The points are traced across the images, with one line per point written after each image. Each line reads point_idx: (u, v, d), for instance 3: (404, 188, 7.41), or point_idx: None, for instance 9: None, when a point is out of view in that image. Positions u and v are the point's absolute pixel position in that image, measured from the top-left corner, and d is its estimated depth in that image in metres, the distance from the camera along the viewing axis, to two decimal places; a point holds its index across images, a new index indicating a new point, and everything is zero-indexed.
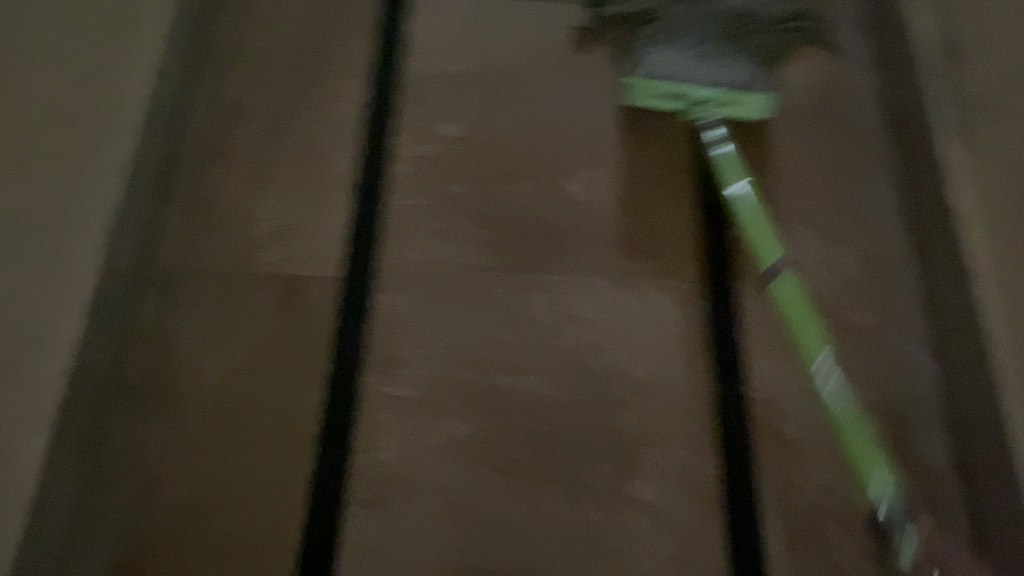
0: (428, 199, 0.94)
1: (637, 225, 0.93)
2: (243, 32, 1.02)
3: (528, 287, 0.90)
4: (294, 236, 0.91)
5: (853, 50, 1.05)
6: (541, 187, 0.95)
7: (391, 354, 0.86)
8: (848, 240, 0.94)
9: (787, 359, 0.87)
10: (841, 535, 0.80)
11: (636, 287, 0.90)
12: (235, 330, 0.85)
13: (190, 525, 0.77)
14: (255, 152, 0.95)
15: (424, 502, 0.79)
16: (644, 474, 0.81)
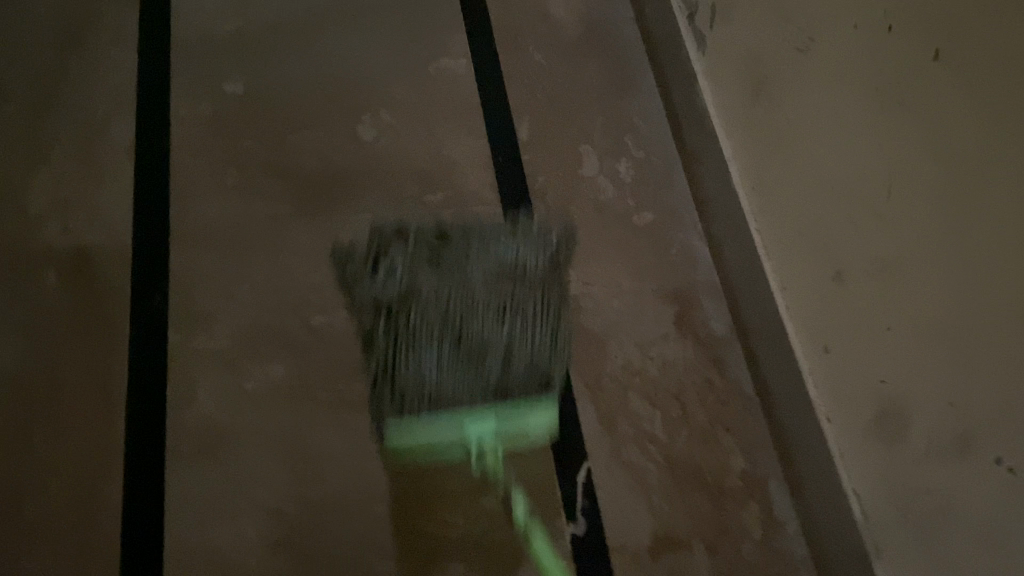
0: (217, 158, 0.94)
1: (428, 161, 0.98)
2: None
3: (333, 230, 0.92)
4: (78, 207, 0.88)
5: None
6: (333, 135, 0.98)
7: (198, 309, 0.85)
8: (626, 150, 1.02)
9: (583, 262, 0.95)
10: (645, 405, 0.87)
11: (437, 215, 0.95)
12: (27, 307, 0.83)
13: (1, 511, 0.74)
14: (23, 133, 0.92)
15: (249, 444, 0.79)
16: None
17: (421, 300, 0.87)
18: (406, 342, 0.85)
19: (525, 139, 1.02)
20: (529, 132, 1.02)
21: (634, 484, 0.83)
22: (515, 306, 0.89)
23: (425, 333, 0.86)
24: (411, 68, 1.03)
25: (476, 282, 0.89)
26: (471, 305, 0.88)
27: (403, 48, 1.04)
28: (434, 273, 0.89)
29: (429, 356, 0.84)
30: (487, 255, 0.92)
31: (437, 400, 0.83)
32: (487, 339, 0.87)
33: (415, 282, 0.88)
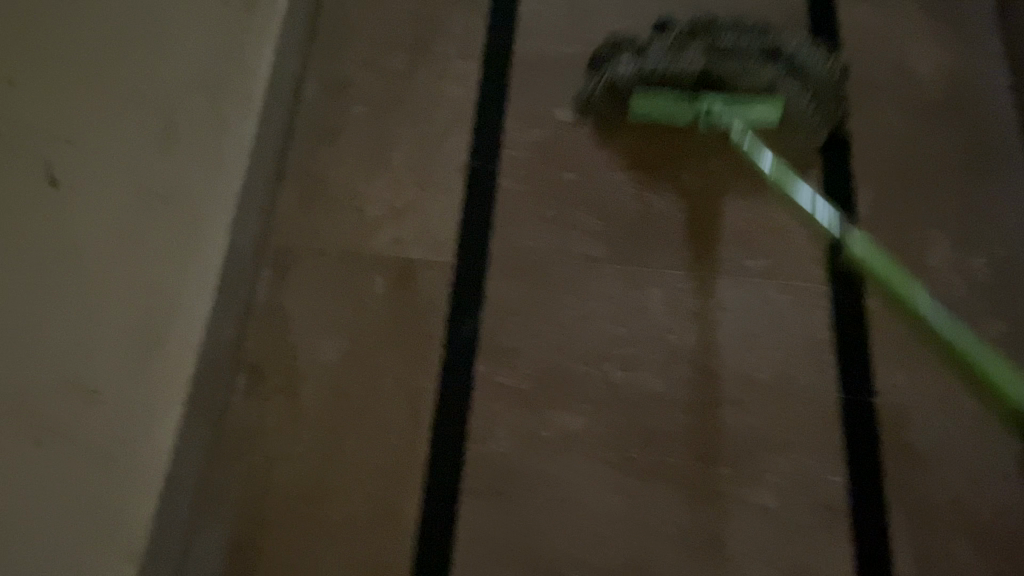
0: (540, 184, 0.92)
1: (756, 222, 0.90)
2: (348, 9, 1.00)
3: (646, 280, 0.87)
4: (409, 215, 0.90)
5: (985, 47, 1.00)
6: (658, 178, 0.92)
7: (505, 342, 0.84)
8: (982, 248, 0.90)
9: (918, 368, 0.84)
10: (969, 552, 0.77)
11: (759, 283, 0.87)
12: (351, 306, 0.85)
13: (305, 511, 0.76)
14: (366, 132, 0.94)
15: (538, 496, 0.78)
16: (767, 478, 0.79)
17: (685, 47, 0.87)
18: (655, 50, 0.87)
19: (865, 214, 0.92)
20: (872, 206, 0.92)
21: None
22: (783, 33, 0.88)
23: (683, 44, 0.87)
24: None
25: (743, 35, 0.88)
26: (728, 54, 0.86)
27: None
28: (706, 39, 0.87)
29: (684, 56, 0.86)
30: (746, 31, 0.89)
31: (669, 79, 0.86)
32: (741, 45, 0.87)
33: (684, 51, 0.86)
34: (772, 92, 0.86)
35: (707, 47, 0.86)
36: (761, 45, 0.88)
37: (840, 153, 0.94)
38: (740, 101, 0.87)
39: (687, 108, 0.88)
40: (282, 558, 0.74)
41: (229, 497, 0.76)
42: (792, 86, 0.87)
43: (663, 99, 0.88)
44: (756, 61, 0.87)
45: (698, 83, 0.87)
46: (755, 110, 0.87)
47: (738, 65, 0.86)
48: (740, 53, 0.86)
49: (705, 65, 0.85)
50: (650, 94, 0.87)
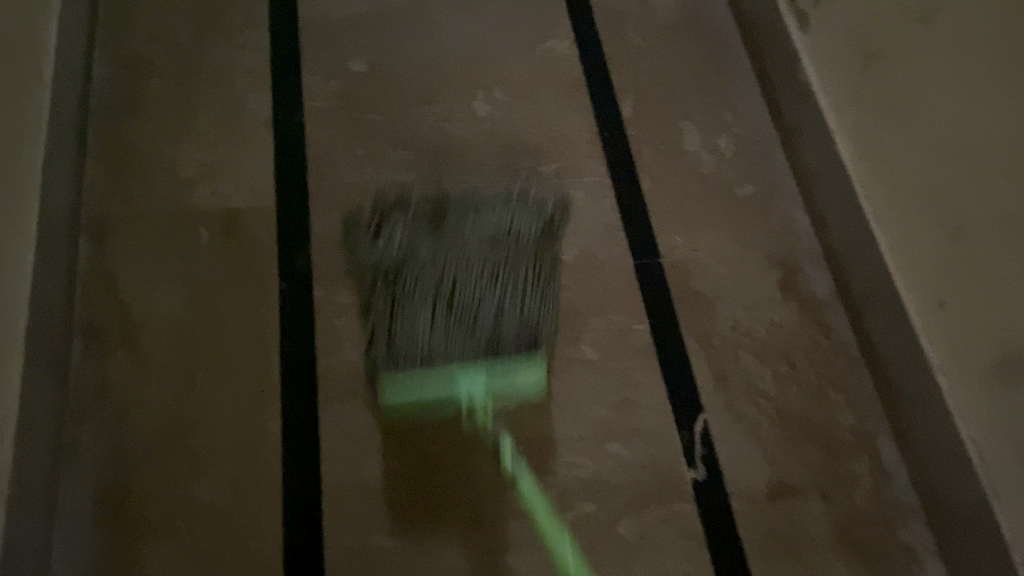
0: (343, 129, 1.00)
1: (542, 136, 1.04)
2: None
3: (456, 197, 0.97)
4: (224, 169, 0.94)
5: None
6: (450, 111, 1.03)
7: (339, 265, 0.91)
8: (726, 127, 1.06)
9: (690, 230, 0.99)
10: (755, 363, 0.92)
11: (552, 184, 1.01)
12: (180, 260, 0.89)
13: (169, 449, 0.79)
14: (168, 103, 0.97)
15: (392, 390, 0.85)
16: (586, 338, 0.91)
17: (414, 294, 0.87)
18: (405, 351, 0.84)
19: (629, 115, 1.06)
20: (634, 108, 1.07)
21: (750, 434, 0.88)
22: (516, 219, 0.95)
23: (417, 239, 0.91)
24: (520, 50, 1.09)
25: (473, 245, 0.91)
26: (441, 231, 0.92)
27: (512, 31, 1.10)
28: (443, 283, 0.87)
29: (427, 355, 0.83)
30: (477, 217, 0.94)
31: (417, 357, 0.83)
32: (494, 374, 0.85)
33: (414, 248, 0.90)
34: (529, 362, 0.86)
35: (447, 300, 0.87)
36: (471, 228, 0.93)
37: (597, 69, 1.09)
38: (501, 373, 0.85)
39: (432, 387, 0.84)
40: (153, 495, 0.77)
41: (88, 449, 0.78)
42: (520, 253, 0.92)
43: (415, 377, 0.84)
44: (478, 321, 0.86)
45: (457, 374, 0.84)
46: (508, 377, 0.86)
47: (468, 335, 0.85)
48: (468, 241, 0.92)
49: (444, 291, 0.87)
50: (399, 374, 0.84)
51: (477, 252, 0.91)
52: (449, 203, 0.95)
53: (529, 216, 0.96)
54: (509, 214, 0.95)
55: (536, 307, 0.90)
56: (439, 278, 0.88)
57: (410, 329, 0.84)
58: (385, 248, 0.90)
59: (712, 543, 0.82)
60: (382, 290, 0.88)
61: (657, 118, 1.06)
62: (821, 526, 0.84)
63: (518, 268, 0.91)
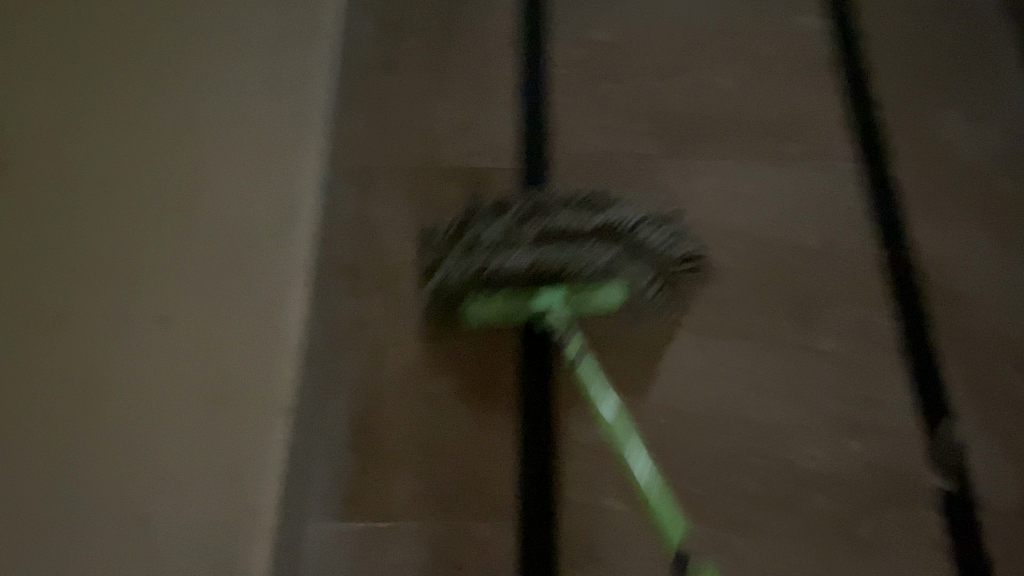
0: (583, 97, 0.99)
1: (786, 115, 0.99)
2: None
3: (694, 173, 0.95)
4: (471, 125, 0.97)
5: None
6: (691, 84, 1.01)
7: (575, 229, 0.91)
8: (992, 118, 0.98)
9: (946, 226, 0.92)
10: (1014, 373, 0.84)
11: (796, 165, 0.96)
12: (427, 208, 0.92)
13: (413, 392, 0.83)
14: (422, 62, 1.01)
15: (625, 359, 0.86)
16: (827, 329, 0.87)
17: (518, 239, 0.84)
18: (487, 258, 0.82)
19: (884, 98, 1.00)
20: (888, 91, 1.00)
21: (1004, 453, 0.81)
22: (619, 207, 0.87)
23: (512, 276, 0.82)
24: (772, 27, 1.05)
25: (593, 251, 0.83)
26: (576, 245, 0.84)
27: (764, 8, 1.06)
28: (538, 222, 0.85)
29: (510, 259, 0.82)
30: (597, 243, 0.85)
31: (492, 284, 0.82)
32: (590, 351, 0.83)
33: (517, 243, 0.83)
34: (617, 272, 0.83)
35: (537, 235, 0.84)
36: (590, 220, 0.85)
37: (848, 50, 1.03)
38: (580, 300, 0.83)
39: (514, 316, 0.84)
40: (395, 433, 0.81)
41: (343, 377, 0.83)
42: (635, 269, 0.84)
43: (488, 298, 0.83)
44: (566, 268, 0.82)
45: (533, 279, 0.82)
46: (595, 295, 0.83)
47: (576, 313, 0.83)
48: (580, 240, 0.84)
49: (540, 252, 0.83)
50: (477, 305, 0.82)
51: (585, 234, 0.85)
52: (583, 201, 0.87)
53: (660, 236, 0.85)
54: (652, 255, 0.85)
55: (646, 235, 0.85)
56: (532, 263, 0.81)
57: (502, 275, 0.81)
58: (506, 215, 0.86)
59: (955, 554, 0.77)
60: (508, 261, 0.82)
61: (913, 103, 0.99)
62: None
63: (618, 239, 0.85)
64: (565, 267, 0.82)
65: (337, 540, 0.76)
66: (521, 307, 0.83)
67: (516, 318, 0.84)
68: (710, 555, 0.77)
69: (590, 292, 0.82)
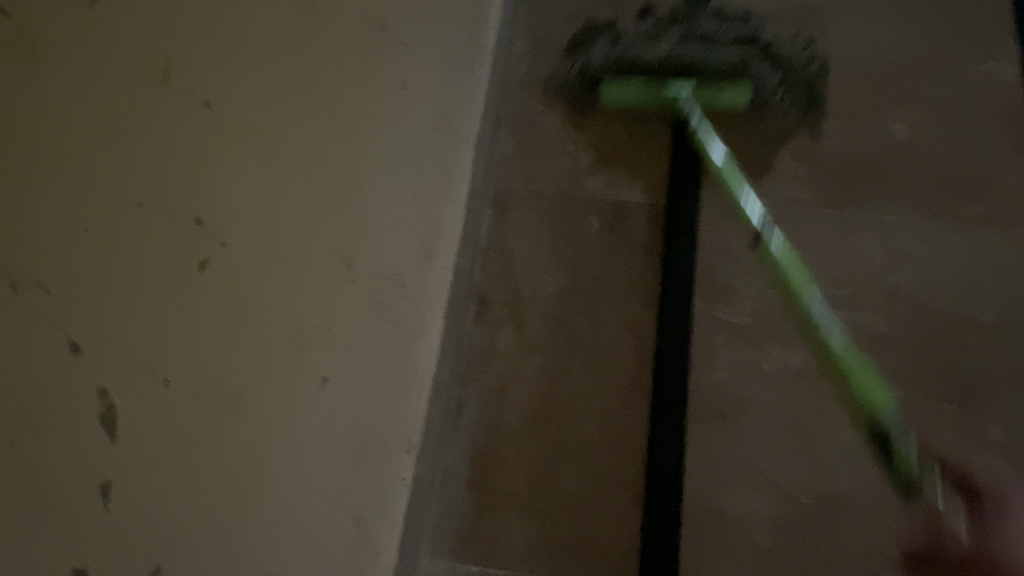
0: (744, 132, 0.92)
1: (971, 172, 0.89)
2: None
3: (860, 227, 0.87)
4: (620, 154, 0.92)
5: None
6: (864, 129, 0.92)
7: (723, 277, 0.85)
8: None
9: None
10: None
11: (977, 230, 0.86)
12: (567, 241, 0.88)
13: (538, 435, 0.80)
14: (574, 85, 0.96)
15: (769, 426, 0.79)
16: (998, 420, 0.79)
17: (662, 36, 0.88)
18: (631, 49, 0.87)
19: None
20: None
21: None
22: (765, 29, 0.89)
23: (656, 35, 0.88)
24: (962, 71, 0.95)
25: (727, 48, 0.86)
26: (714, 45, 0.87)
27: (956, 46, 0.96)
28: (679, 32, 0.88)
29: (653, 52, 0.86)
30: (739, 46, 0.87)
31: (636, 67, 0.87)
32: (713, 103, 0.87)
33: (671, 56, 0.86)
34: (749, 77, 0.86)
35: (687, 62, 0.86)
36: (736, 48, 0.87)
37: None
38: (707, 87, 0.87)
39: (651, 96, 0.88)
40: (516, 478, 0.78)
41: (469, 411, 0.81)
42: (766, 71, 0.87)
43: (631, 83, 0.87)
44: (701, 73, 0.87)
45: (665, 69, 0.87)
46: (719, 91, 0.86)
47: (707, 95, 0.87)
48: (716, 39, 0.87)
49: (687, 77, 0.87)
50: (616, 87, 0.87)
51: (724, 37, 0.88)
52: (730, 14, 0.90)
53: (797, 46, 0.88)
54: (780, 38, 0.88)
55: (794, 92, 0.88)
56: (673, 56, 0.86)
57: (642, 50, 0.87)
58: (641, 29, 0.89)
59: None
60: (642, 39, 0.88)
61: None
62: None
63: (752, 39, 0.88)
64: (695, 62, 0.86)
65: None
66: (657, 82, 0.87)
67: (654, 105, 0.89)
68: None
69: (717, 90, 0.86)
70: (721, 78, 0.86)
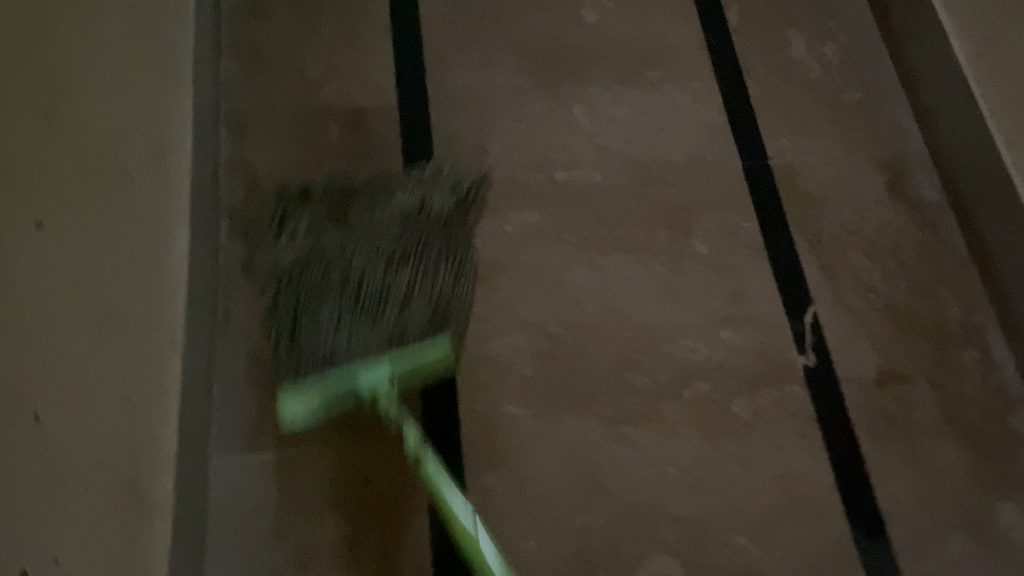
0: (459, 35, 1.02)
1: (650, 42, 1.04)
2: None
3: (568, 100, 1.00)
4: (347, 66, 0.98)
5: None
6: (560, 19, 1.05)
7: (459, 160, 0.95)
8: (831, 37, 1.06)
9: (797, 134, 1.00)
10: (865, 259, 0.93)
11: (661, 88, 1.02)
12: (310, 150, 0.93)
13: None
14: (294, 9, 1.00)
15: (519, 276, 0.90)
16: (701, 234, 0.93)
17: (321, 248, 0.82)
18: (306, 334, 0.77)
19: (735, 22, 1.07)
20: (739, 17, 1.07)
21: (861, 329, 0.89)
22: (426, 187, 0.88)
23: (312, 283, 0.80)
24: None
25: (382, 251, 0.82)
26: (377, 262, 0.82)
27: None
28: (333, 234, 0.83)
29: (326, 318, 0.78)
30: (381, 208, 0.86)
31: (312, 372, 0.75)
32: (411, 310, 0.79)
33: (326, 283, 0.80)
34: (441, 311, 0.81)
35: (348, 281, 0.80)
36: (383, 208, 0.86)
37: None
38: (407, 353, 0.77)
39: (343, 399, 0.76)
40: None
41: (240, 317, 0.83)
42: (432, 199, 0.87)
43: (308, 399, 0.75)
44: (386, 306, 0.79)
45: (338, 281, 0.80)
46: (429, 350, 0.78)
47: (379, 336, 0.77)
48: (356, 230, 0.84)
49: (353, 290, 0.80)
50: (292, 396, 0.74)
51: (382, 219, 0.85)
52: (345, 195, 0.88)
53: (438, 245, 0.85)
54: (425, 184, 0.88)
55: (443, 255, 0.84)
56: (338, 278, 0.80)
57: (309, 296, 0.80)
58: (302, 234, 0.84)
59: (825, 425, 0.84)
60: (296, 250, 0.82)
61: (762, 26, 1.07)
62: (932, 412, 0.85)
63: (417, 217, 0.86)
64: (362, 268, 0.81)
65: (248, 473, 0.77)
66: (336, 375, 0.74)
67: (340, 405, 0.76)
68: (608, 448, 0.82)
69: (416, 354, 0.77)
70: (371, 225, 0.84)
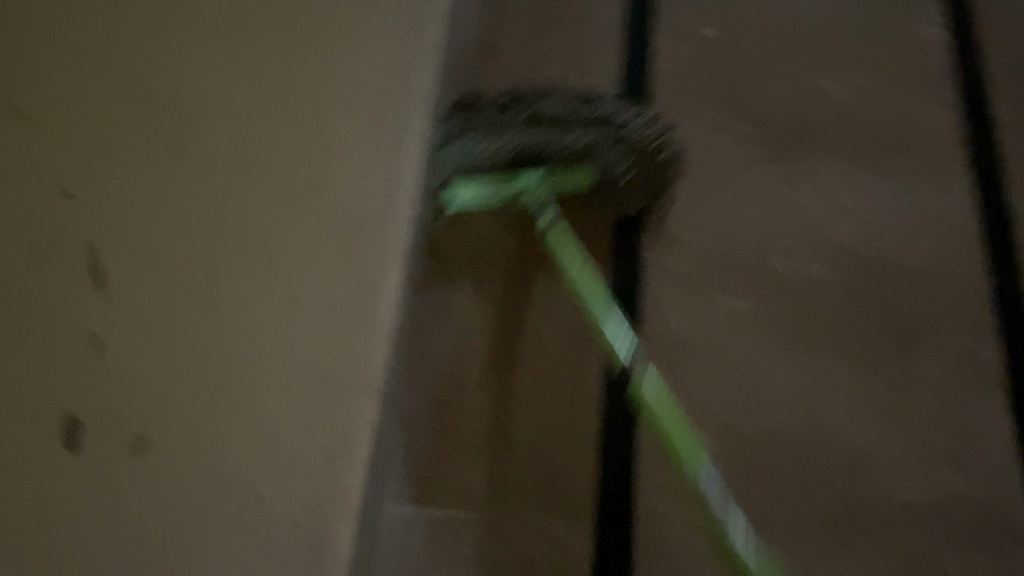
0: (691, 95, 0.95)
1: (900, 129, 0.94)
2: None
3: (800, 181, 0.91)
4: None
5: None
6: (802, 89, 0.96)
7: (672, 230, 0.88)
8: None
9: None
10: None
11: (908, 182, 0.91)
12: (521, 198, 0.89)
13: (499, 383, 0.82)
14: (523, 44, 0.97)
15: (719, 369, 0.82)
16: (932, 357, 0.83)
17: (497, 124, 0.77)
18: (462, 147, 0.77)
19: (1004, 117, 0.94)
20: (1012, 110, 0.95)
21: None
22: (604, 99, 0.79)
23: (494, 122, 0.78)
24: (887, 32, 1.00)
25: (574, 133, 0.78)
26: (555, 135, 0.78)
27: (886, 14, 1.01)
28: (520, 112, 0.77)
29: (488, 151, 0.77)
30: (569, 104, 0.78)
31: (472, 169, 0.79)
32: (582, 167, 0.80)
33: (495, 137, 0.77)
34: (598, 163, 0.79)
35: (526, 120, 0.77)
36: (579, 112, 0.78)
37: (970, 64, 0.98)
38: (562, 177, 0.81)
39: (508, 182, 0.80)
40: (479, 425, 0.80)
41: (428, 364, 0.82)
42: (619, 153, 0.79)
43: (471, 193, 0.80)
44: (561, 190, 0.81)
45: (514, 160, 0.79)
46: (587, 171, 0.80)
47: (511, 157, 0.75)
48: (566, 125, 0.78)
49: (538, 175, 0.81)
50: (464, 183, 0.79)
51: (575, 120, 0.78)
52: (585, 103, 0.79)
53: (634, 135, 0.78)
54: (625, 114, 0.78)
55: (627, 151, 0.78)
56: (508, 141, 0.77)
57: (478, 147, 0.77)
58: (492, 107, 0.79)
59: None
60: (474, 133, 0.77)
61: None
62: None
63: (615, 130, 0.78)
64: (547, 150, 0.79)
65: (415, 527, 0.76)
66: (505, 180, 0.80)
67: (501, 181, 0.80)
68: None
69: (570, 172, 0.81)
70: (573, 163, 0.80)
